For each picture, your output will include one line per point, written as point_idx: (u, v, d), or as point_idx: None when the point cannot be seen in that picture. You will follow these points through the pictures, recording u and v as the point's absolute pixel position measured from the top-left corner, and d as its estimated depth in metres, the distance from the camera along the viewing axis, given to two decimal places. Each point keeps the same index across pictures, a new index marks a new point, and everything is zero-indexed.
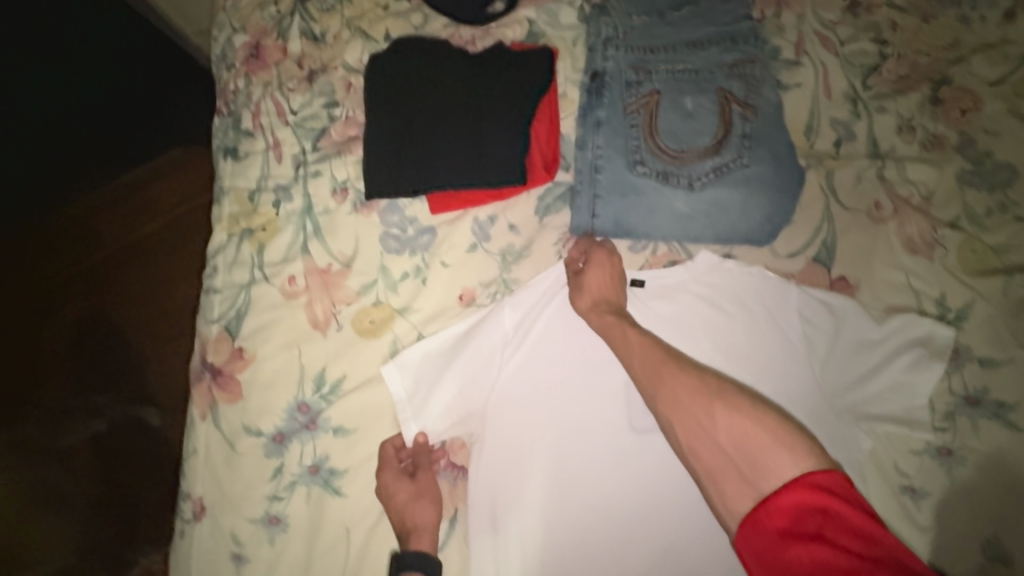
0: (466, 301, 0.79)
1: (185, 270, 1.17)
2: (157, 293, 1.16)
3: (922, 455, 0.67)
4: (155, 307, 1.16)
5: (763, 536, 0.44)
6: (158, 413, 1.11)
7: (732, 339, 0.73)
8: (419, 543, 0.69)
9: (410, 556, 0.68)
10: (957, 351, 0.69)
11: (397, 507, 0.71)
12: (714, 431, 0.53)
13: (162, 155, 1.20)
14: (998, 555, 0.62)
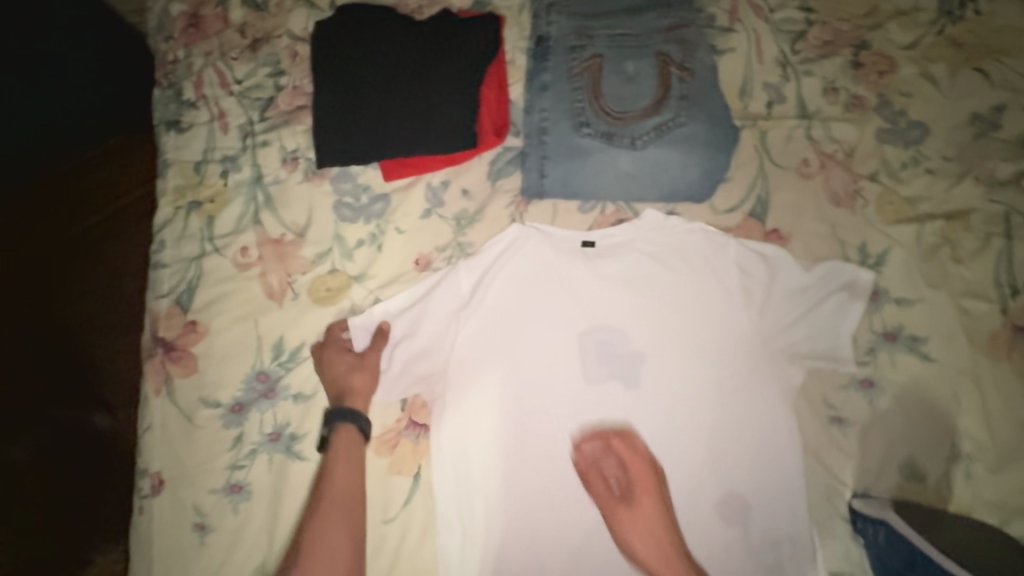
0: (422, 266, 0.80)
1: (131, 258, 1.12)
2: (105, 285, 1.11)
3: (848, 387, 0.72)
4: (100, 295, 1.11)
5: None
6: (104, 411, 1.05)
7: (678, 290, 0.76)
8: (352, 402, 0.71)
9: (343, 412, 0.69)
10: (876, 293, 0.75)
11: (336, 374, 0.74)
12: None
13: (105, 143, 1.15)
14: (912, 472, 0.69)
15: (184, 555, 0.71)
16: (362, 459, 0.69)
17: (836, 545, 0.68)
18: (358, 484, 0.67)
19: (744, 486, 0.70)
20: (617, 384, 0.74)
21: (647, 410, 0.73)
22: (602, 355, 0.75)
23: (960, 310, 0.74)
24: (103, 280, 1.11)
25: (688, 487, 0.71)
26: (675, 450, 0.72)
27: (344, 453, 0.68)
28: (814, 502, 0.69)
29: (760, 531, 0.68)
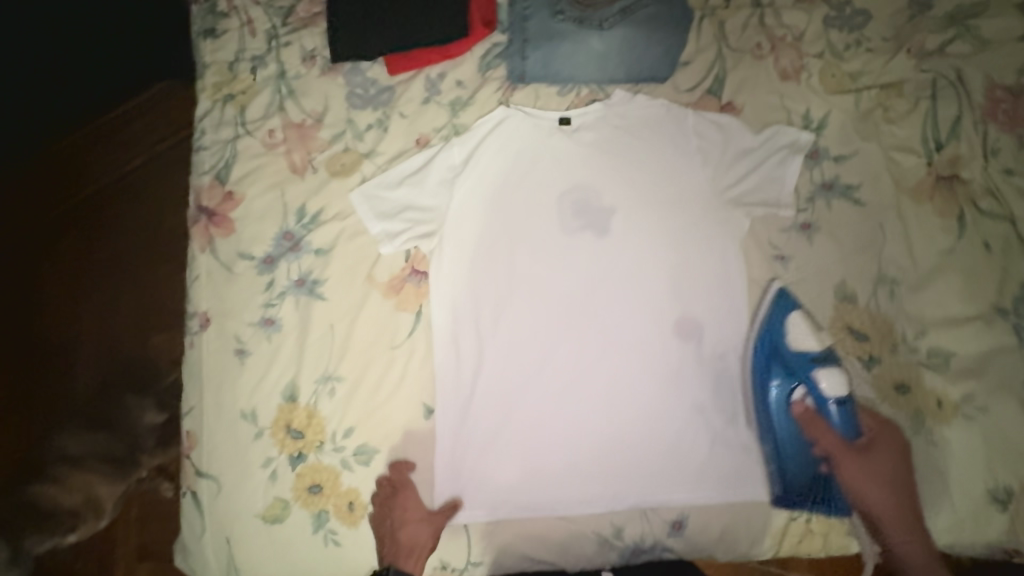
0: (422, 144, 0.94)
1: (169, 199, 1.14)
2: (148, 225, 1.14)
3: (789, 230, 0.84)
4: (138, 232, 1.14)
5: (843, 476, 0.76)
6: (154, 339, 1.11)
7: (643, 154, 0.88)
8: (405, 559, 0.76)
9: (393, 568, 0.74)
10: (817, 151, 0.86)
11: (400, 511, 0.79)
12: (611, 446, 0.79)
13: (145, 92, 1.13)
14: (846, 294, 0.80)
15: (228, 373, 0.85)
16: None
17: (777, 357, 0.80)
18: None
19: (697, 311, 0.81)
20: (590, 234, 0.86)
21: (616, 253, 0.85)
22: (577, 210, 0.87)
23: (888, 162, 0.85)
24: (144, 217, 1.14)
25: (652, 313, 0.82)
26: (640, 286, 0.83)
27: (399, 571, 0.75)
28: (755, 322, 0.81)
29: (712, 348, 0.80)
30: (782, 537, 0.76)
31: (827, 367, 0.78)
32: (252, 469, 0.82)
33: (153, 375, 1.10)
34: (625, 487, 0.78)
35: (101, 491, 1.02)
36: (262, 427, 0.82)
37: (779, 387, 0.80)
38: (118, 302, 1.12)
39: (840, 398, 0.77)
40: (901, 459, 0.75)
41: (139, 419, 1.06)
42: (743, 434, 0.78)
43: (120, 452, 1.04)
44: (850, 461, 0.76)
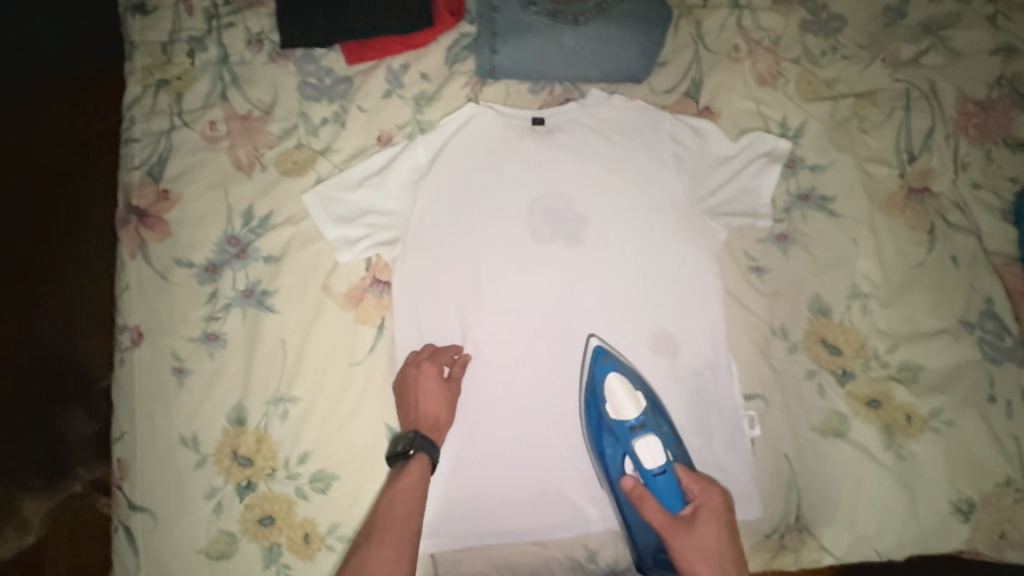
0: (383, 142, 0.86)
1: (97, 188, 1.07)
2: (71, 218, 1.06)
3: (766, 242, 0.82)
4: (61, 227, 1.06)
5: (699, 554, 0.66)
6: (87, 340, 1.02)
7: (618, 160, 0.84)
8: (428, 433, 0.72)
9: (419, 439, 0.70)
10: (793, 161, 0.84)
11: (418, 399, 0.74)
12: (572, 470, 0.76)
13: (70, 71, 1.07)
14: (821, 308, 0.79)
15: (165, 395, 0.76)
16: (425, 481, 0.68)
17: (753, 372, 0.78)
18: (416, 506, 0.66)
19: (672, 325, 0.79)
20: (562, 243, 0.82)
21: (589, 264, 0.81)
22: (548, 218, 0.82)
23: (863, 173, 0.84)
24: (67, 209, 1.06)
25: (626, 328, 0.79)
26: (614, 300, 0.80)
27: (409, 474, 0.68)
28: (732, 336, 0.79)
29: (687, 363, 0.78)
30: (757, 555, 0.75)
31: (646, 435, 0.71)
32: (194, 502, 0.74)
33: (86, 382, 1.00)
34: (595, 508, 0.76)
35: (33, 504, 0.94)
36: (205, 454, 0.75)
37: (612, 454, 0.74)
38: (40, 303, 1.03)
39: (660, 466, 0.70)
40: (718, 530, 0.67)
41: (71, 429, 0.97)
42: (717, 455, 0.75)
43: (50, 463, 0.95)
44: (679, 538, 0.66)
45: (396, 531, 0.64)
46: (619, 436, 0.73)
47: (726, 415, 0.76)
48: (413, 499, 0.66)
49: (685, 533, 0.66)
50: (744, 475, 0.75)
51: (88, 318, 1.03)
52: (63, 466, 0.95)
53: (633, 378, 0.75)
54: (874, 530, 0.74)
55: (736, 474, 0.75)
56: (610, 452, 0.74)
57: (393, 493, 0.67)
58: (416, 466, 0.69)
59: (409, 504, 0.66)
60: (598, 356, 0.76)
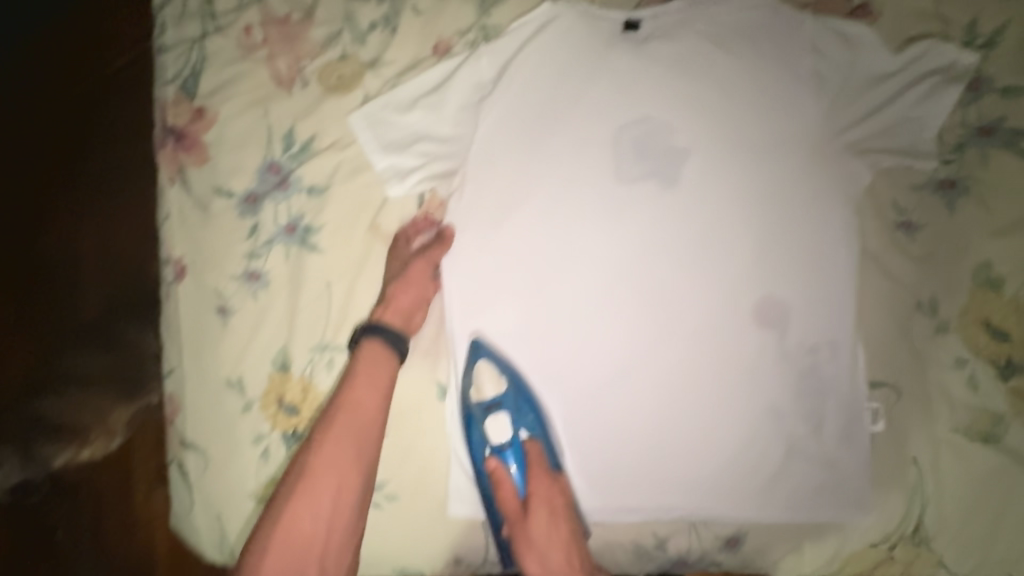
0: (441, 53, 0.72)
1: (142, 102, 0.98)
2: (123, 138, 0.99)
3: (923, 190, 0.64)
4: None
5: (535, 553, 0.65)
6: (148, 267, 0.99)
7: (731, 78, 0.66)
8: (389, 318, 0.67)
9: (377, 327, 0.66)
10: (978, 82, 0.63)
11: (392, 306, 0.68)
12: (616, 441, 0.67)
13: None
14: (989, 280, 0.62)
15: (210, 334, 0.72)
16: (387, 374, 0.65)
17: (884, 353, 0.63)
18: (376, 399, 0.64)
19: (785, 289, 0.64)
20: (651, 184, 0.67)
21: (686, 211, 0.66)
22: (637, 152, 0.67)
23: None
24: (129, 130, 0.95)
25: (723, 292, 0.65)
26: (712, 255, 0.66)
27: (369, 364, 0.65)
28: (860, 310, 0.64)
29: (799, 338, 0.64)
30: (856, 563, 0.64)
31: (499, 414, 0.69)
32: (242, 445, 0.71)
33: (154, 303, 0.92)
34: (659, 493, 0.66)
35: (114, 414, 0.90)
36: (251, 399, 0.71)
37: (477, 439, 0.68)
38: (103, 226, 0.94)
39: (508, 441, 0.69)
40: (552, 514, 0.66)
41: (145, 342, 0.93)
42: (826, 447, 0.63)
43: (125, 377, 0.91)
44: (521, 528, 0.66)
45: (351, 428, 0.62)
46: (471, 423, 0.68)
47: (843, 401, 0.63)
48: (361, 412, 0.63)
49: (524, 522, 0.66)
50: (855, 474, 0.63)
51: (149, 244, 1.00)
52: (141, 383, 0.92)
53: (503, 368, 0.68)
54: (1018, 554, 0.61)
55: (846, 470, 0.63)
56: (473, 438, 0.68)
57: (349, 381, 0.64)
58: (373, 351, 0.65)
59: (373, 399, 0.64)
60: (473, 350, 0.68)
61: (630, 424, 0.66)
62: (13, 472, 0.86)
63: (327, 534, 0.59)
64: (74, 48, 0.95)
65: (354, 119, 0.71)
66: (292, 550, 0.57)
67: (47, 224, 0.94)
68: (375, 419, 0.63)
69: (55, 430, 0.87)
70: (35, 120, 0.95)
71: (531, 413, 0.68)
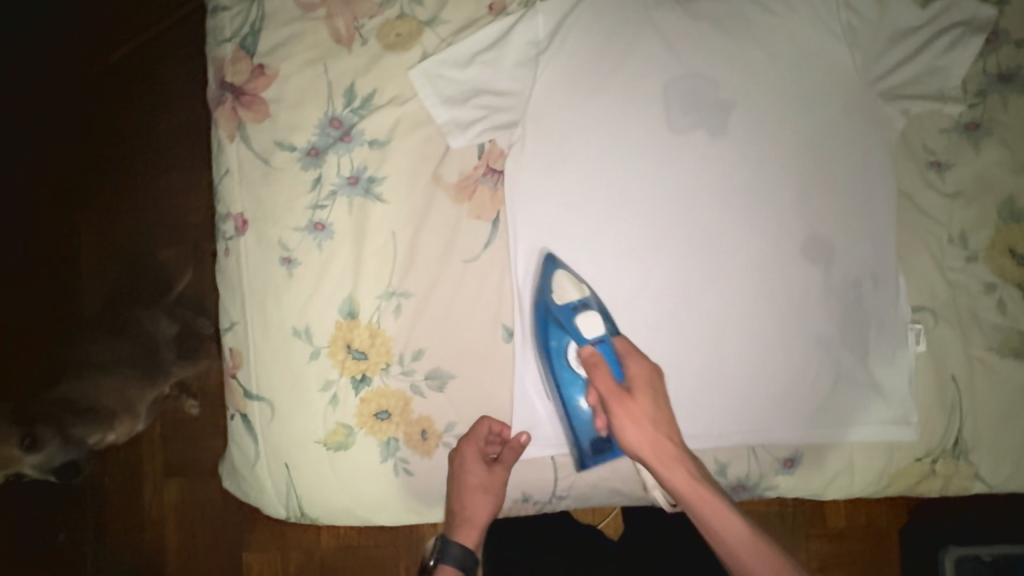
0: (496, 12, 0.76)
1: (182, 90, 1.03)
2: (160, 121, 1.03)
3: (951, 132, 0.70)
4: (149, 126, 1.03)
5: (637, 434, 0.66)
6: (173, 252, 1.03)
7: (774, 31, 0.70)
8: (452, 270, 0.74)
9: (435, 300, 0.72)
10: (995, 34, 0.70)
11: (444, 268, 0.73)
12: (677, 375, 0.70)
13: None
14: (1012, 212, 0.68)
15: (274, 286, 0.73)
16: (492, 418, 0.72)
17: (921, 283, 0.69)
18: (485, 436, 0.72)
19: (829, 226, 0.69)
20: (701, 134, 0.71)
21: (736, 158, 0.71)
22: (688, 103, 0.71)
23: None
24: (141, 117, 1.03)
25: (772, 232, 0.70)
26: (761, 199, 0.70)
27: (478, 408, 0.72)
28: (898, 243, 0.69)
29: (844, 270, 0.68)
30: (900, 478, 0.70)
31: (588, 312, 0.70)
32: (310, 394, 0.72)
33: (162, 287, 1.01)
34: (717, 424, 0.70)
35: (138, 396, 0.94)
36: (319, 347, 0.72)
37: (557, 345, 0.70)
38: (120, 214, 1.03)
39: (598, 338, 0.70)
40: (654, 395, 0.67)
41: (155, 328, 0.96)
42: (873, 371, 0.68)
43: (139, 359, 0.94)
44: (619, 406, 0.67)
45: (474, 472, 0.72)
46: (562, 321, 0.70)
47: (887, 328, 0.68)
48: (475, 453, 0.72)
49: (626, 401, 0.66)
50: (901, 395, 0.68)
51: (183, 226, 1.03)
52: (155, 363, 0.95)
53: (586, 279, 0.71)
54: None
55: (893, 393, 0.68)
56: (555, 345, 0.71)
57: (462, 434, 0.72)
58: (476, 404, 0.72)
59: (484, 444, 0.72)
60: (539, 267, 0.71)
61: (688, 359, 0.70)
62: (58, 452, 0.90)
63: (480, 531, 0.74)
64: (110, 39, 1.02)
65: (414, 74, 0.73)
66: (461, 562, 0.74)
67: (68, 213, 1.02)
68: (487, 490, 0.71)
69: (85, 410, 0.91)
70: (66, 111, 1.02)
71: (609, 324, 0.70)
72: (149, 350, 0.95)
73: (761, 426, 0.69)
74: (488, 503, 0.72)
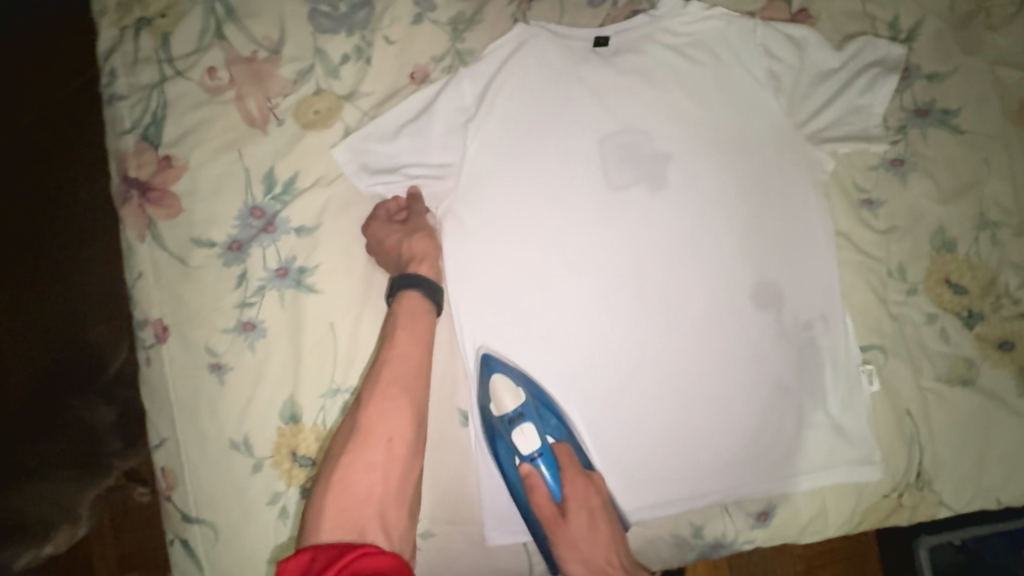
0: (419, 80, 0.72)
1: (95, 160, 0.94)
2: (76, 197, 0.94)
3: (878, 169, 0.71)
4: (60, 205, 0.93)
5: (579, 555, 0.64)
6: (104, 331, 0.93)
7: (702, 81, 0.70)
8: (420, 268, 0.66)
9: None
10: (908, 70, 0.72)
11: (388, 250, 0.68)
12: (642, 447, 0.68)
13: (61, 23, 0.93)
14: (945, 243, 0.70)
15: (205, 396, 0.67)
16: (428, 331, 0.64)
17: (869, 320, 0.69)
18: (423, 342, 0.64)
19: (776, 273, 0.69)
20: (641, 189, 0.70)
21: (678, 211, 0.69)
22: (624, 159, 0.70)
23: (992, 77, 0.72)
24: (49, 192, 0.93)
25: (721, 282, 0.69)
26: (708, 249, 0.69)
27: (413, 321, 0.64)
28: (843, 283, 0.70)
29: (794, 315, 0.68)
30: (871, 516, 0.70)
31: (525, 425, 0.65)
32: (256, 509, 0.66)
33: (95, 368, 0.91)
34: (688, 486, 0.68)
35: (76, 499, 0.85)
36: (261, 458, 0.66)
37: (505, 456, 0.66)
38: (41, 296, 0.93)
39: (537, 451, 0.65)
40: (590, 515, 0.65)
41: (92, 417, 0.87)
42: (832, 414, 0.68)
43: (78, 453, 0.85)
44: (559, 531, 0.65)
45: (399, 378, 0.62)
46: (495, 435, 0.66)
47: (842, 369, 0.68)
48: (411, 348, 0.63)
49: (563, 526, 0.64)
50: (862, 435, 0.68)
51: (109, 304, 0.94)
52: (97, 458, 0.86)
53: (519, 380, 0.66)
54: (1003, 483, 0.68)
55: (854, 433, 0.68)
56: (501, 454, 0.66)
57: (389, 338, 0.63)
58: (411, 304, 0.65)
59: (415, 349, 0.63)
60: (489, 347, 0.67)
61: (652, 425, 0.68)
62: None
63: (384, 486, 0.58)
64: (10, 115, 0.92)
65: (338, 154, 0.69)
66: (350, 507, 0.55)
67: None
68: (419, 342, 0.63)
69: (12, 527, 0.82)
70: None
71: (554, 419, 0.67)
72: (84, 443, 0.86)
73: (735, 484, 0.68)
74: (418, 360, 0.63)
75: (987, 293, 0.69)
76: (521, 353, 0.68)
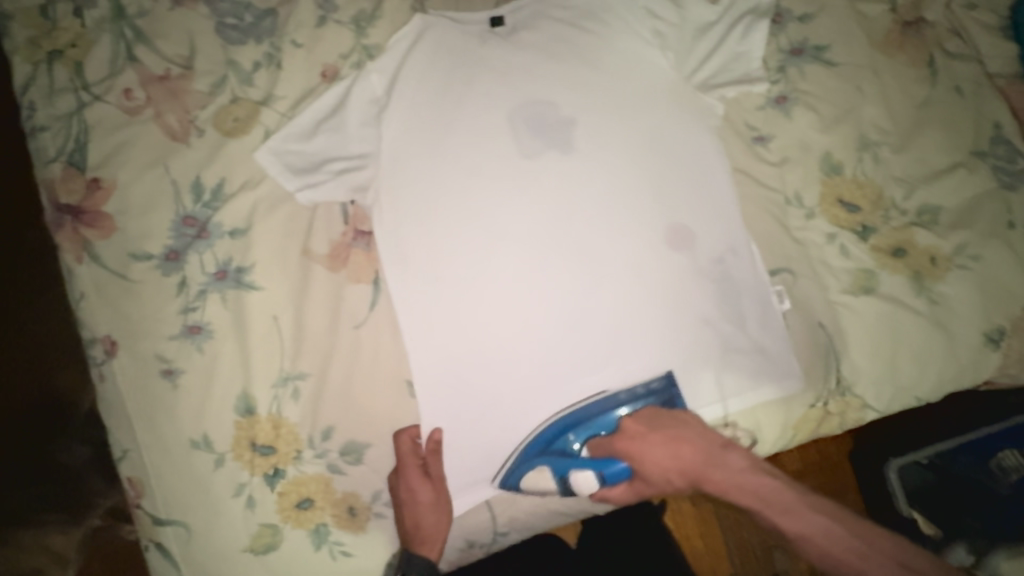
0: (330, 77, 0.76)
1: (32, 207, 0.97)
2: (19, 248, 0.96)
3: (765, 108, 0.77)
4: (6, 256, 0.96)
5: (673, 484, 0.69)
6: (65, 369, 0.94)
7: (592, 46, 0.75)
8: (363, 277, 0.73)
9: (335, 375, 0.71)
10: (779, 14, 0.78)
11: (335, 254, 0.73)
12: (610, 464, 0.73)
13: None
14: (834, 166, 0.76)
15: (161, 401, 0.70)
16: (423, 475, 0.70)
17: (774, 246, 0.75)
18: (422, 482, 0.70)
19: (684, 215, 0.74)
20: (552, 155, 0.74)
21: (590, 171, 0.74)
22: (533, 128, 0.74)
23: (856, 12, 0.79)
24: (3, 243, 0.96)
25: (637, 231, 0.73)
26: (622, 202, 0.73)
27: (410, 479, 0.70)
28: (746, 216, 0.75)
29: (706, 250, 0.73)
30: (803, 426, 0.75)
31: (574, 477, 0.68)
32: (223, 501, 0.69)
33: (63, 411, 0.91)
34: None
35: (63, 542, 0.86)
36: (222, 453, 0.69)
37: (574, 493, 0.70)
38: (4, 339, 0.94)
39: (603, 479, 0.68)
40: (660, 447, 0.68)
41: (68, 459, 0.88)
42: (754, 336, 0.73)
43: (62, 498, 0.86)
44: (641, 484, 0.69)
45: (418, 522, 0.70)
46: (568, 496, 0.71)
47: (755, 295, 0.73)
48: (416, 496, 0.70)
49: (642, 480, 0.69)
50: (782, 352, 0.73)
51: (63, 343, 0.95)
52: (80, 497, 0.87)
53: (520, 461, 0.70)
54: (917, 379, 0.74)
55: (775, 351, 0.73)
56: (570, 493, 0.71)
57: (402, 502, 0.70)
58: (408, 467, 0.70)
59: (422, 493, 0.70)
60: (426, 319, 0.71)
61: (590, 370, 0.72)
62: None
63: None
64: None
65: (260, 156, 0.72)
66: None
67: None
68: (437, 505, 0.70)
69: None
70: None
71: (571, 434, 0.71)
72: (61, 488, 0.86)
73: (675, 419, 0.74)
74: (443, 521, 0.70)
75: (876, 207, 0.75)
76: (458, 322, 0.71)
